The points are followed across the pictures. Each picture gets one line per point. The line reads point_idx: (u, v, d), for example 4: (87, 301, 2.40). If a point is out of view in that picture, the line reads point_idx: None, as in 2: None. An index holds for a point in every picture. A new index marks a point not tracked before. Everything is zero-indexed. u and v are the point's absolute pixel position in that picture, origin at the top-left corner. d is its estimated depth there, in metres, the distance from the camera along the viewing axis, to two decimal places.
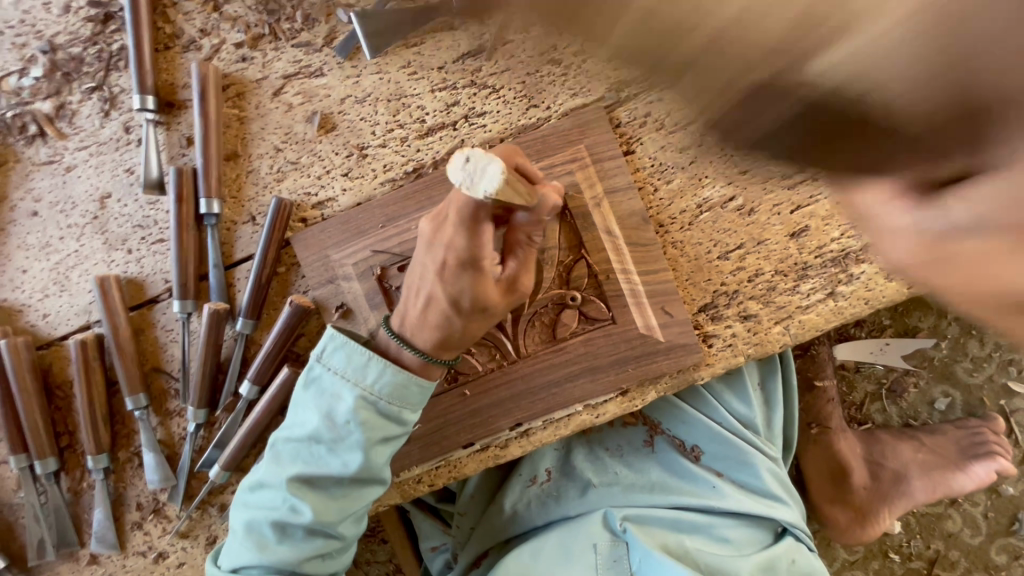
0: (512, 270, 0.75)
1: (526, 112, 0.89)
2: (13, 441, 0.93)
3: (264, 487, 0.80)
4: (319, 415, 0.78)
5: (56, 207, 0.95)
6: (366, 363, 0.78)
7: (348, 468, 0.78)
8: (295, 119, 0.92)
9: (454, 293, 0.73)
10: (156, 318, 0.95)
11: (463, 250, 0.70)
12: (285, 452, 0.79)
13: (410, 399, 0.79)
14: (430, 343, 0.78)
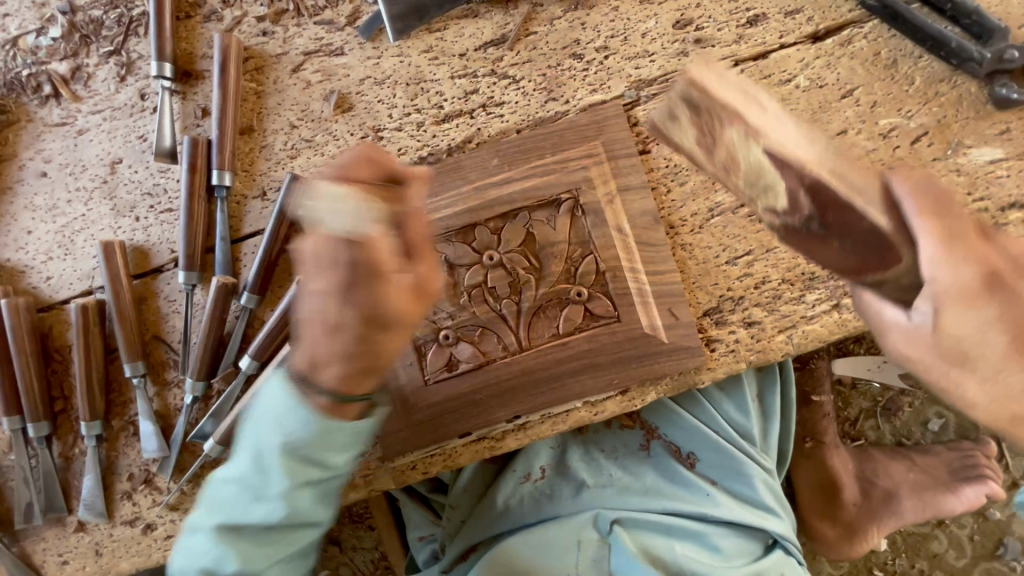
0: (416, 274, 0.68)
1: (544, 105, 0.89)
2: (7, 403, 0.92)
3: (197, 534, 0.77)
4: (245, 458, 0.74)
5: (66, 170, 0.94)
6: (286, 409, 0.70)
7: (273, 515, 0.73)
8: (312, 97, 0.91)
9: (359, 313, 0.62)
10: (160, 288, 0.94)
11: (367, 261, 0.61)
12: (217, 496, 0.76)
13: (336, 442, 0.72)
14: (338, 378, 0.69)
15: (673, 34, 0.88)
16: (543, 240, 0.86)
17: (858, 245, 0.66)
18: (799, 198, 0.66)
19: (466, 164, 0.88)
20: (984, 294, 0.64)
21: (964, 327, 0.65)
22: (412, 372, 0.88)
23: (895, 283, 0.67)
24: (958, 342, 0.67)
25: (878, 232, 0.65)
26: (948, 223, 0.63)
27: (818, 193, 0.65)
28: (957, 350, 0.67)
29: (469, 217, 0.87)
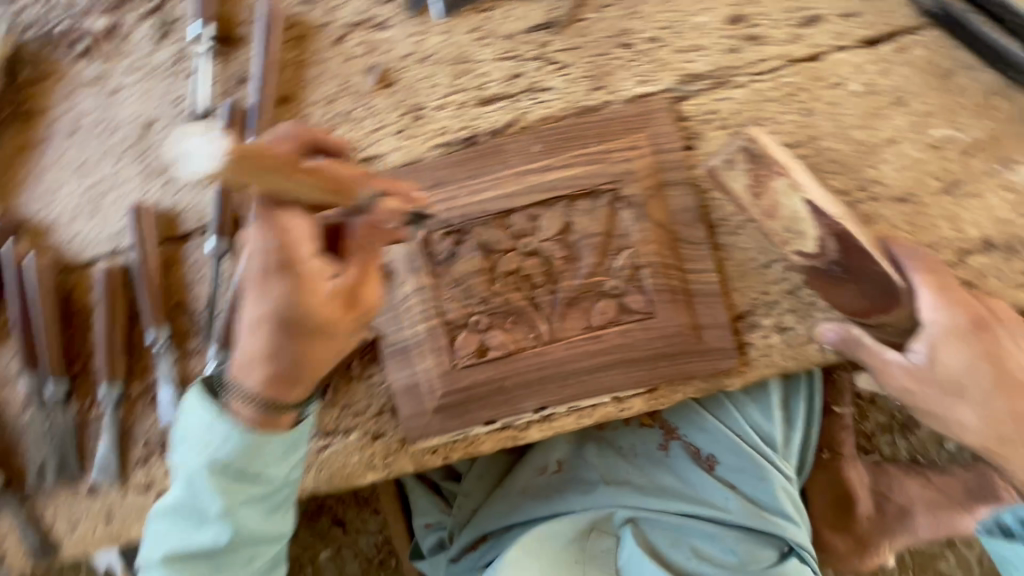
0: (344, 280, 0.73)
1: (589, 93, 0.87)
2: (29, 359, 0.92)
3: (149, 571, 0.75)
4: (179, 484, 0.73)
5: (96, 129, 0.92)
6: (213, 422, 0.72)
7: (219, 536, 0.72)
8: (353, 70, 0.90)
9: (276, 305, 0.68)
10: (186, 256, 0.92)
11: (281, 249, 0.67)
12: (159, 529, 0.75)
13: (268, 452, 0.73)
14: (264, 379, 0.71)
15: (726, 29, 0.86)
16: (582, 230, 0.85)
17: (873, 289, 0.76)
18: (828, 243, 0.75)
19: (507, 149, 0.86)
20: (972, 338, 0.74)
21: (956, 365, 0.74)
22: (441, 355, 0.87)
23: (892, 328, 0.78)
24: (951, 380, 0.75)
25: (887, 282, 0.75)
26: (944, 279, 0.76)
27: (843, 241, 0.74)
28: (948, 386, 0.75)
29: (508, 203, 0.85)
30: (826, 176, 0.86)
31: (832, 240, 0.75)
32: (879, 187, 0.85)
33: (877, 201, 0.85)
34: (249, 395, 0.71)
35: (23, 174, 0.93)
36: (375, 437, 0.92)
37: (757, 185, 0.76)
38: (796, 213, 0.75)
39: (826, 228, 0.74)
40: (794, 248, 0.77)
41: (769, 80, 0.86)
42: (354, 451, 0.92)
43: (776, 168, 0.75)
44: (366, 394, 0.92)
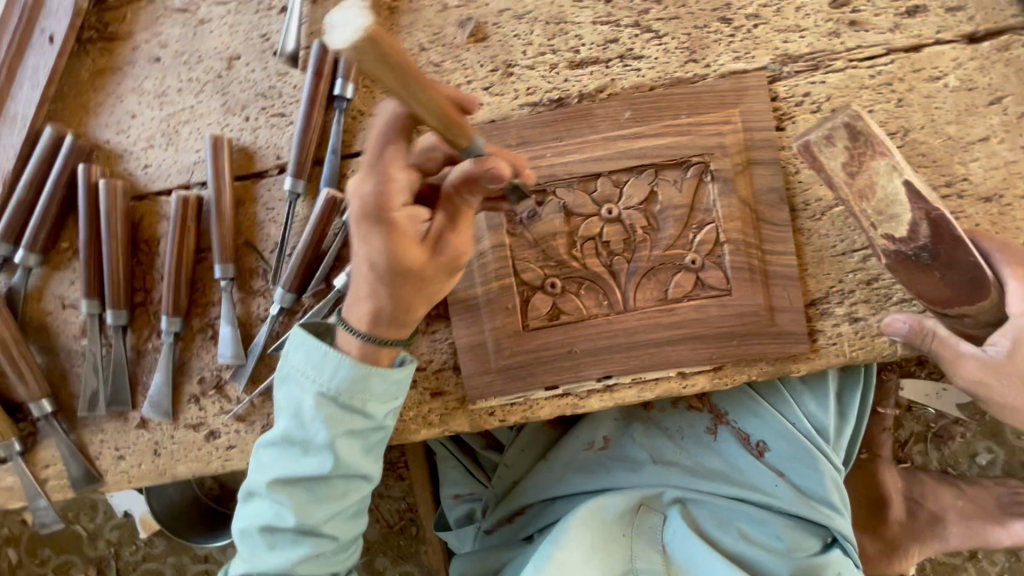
0: (438, 227, 0.68)
1: (684, 65, 0.86)
2: (91, 285, 0.90)
3: (253, 495, 0.77)
4: (286, 413, 0.74)
5: (180, 58, 0.91)
6: (324, 354, 0.73)
7: (322, 466, 0.73)
8: (447, 21, 0.89)
9: (368, 251, 0.67)
10: (260, 194, 0.91)
11: (369, 197, 0.65)
12: (263, 458, 0.76)
13: (374, 388, 0.73)
14: (363, 318, 0.72)
15: (828, 12, 0.86)
16: (666, 201, 0.84)
17: (958, 280, 0.75)
18: (920, 227, 0.74)
19: (596, 112, 0.85)
20: None
21: None
22: (512, 316, 0.87)
23: (974, 318, 0.78)
24: None
25: (976, 272, 0.75)
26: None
27: (938, 228, 0.74)
28: None
29: (595, 167, 0.85)
30: (914, 169, 0.85)
31: (925, 224, 0.74)
32: (966, 184, 0.85)
33: (962, 198, 0.85)
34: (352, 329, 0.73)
35: (101, 98, 0.92)
36: (434, 393, 0.92)
37: (853, 164, 0.75)
38: (893, 194, 0.74)
39: (921, 212, 0.74)
40: (883, 232, 0.76)
41: (865, 67, 0.85)
42: (412, 405, 0.92)
43: (879, 150, 0.74)
44: (428, 349, 0.91)
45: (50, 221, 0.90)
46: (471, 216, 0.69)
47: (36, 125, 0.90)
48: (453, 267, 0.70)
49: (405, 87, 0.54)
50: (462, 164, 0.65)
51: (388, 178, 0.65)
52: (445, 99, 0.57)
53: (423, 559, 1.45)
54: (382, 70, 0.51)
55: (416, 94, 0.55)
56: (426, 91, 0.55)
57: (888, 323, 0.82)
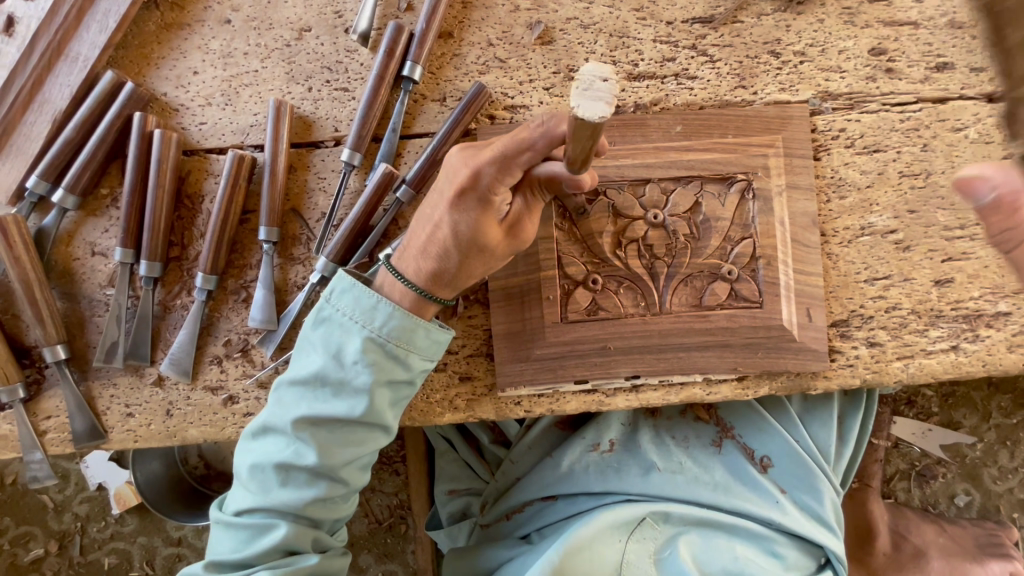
0: (518, 210, 0.78)
1: (733, 90, 0.92)
2: (127, 234, 0.89)
3: (270, 431, 0.79)
4: (326, 354, 0.78)
5: (251, 23, 0.93)
6: (374, 306, 0.78)
7: (352, 411, 0.77)
8: (517, 22, 0.93)
9: (461, 222, 0.74)
10: (313, 163, 0.93)
11: (483, 179, 0.72)
12: (288, 395, 0.79)
13: (417, 343, 0.79)
14: (423, 274, 0.79)
15: (867, 58, 0.93)
16: (709, 212, 0.89)
17: None
18: None
19: (650, 123, 0.90)
20: None
21: None
22: (553, 307, 0.89)
23: None
24: None
25: None
26: None
27: None
28: None
29: (645, 173, 0.89)
30: (933, 210, 0.92)
31: None
32: (977, 228, 0.92)
33: (974, 241, 0.92)
34: (408, 281, 0.79)
35: (165, 51, 0.93)
36: (462, 378, 0.92)
37: None
38: None
39: None
40: None
41: (896, 112, 0.93)
42: (439, 388, 0.92)
43: None
44: (462, 334, 0.92)
45: (95, 165, 0.88)
46: (540, 207, 0.81)
47: (96, 69, 0.90)
48: (515, 250, 0.80)
49: (578, 146, 0.60)
50: (553, 162, 0.75)
51: (509, 172, 0.71)
52: (591, 158, 0.64)
53: (409, 558, 1.42)
54: (581, 135, 0.56)
55: (580, 150, 0.60)
56: (587, 153, 0.62)
57: (971, 178, 0.54)
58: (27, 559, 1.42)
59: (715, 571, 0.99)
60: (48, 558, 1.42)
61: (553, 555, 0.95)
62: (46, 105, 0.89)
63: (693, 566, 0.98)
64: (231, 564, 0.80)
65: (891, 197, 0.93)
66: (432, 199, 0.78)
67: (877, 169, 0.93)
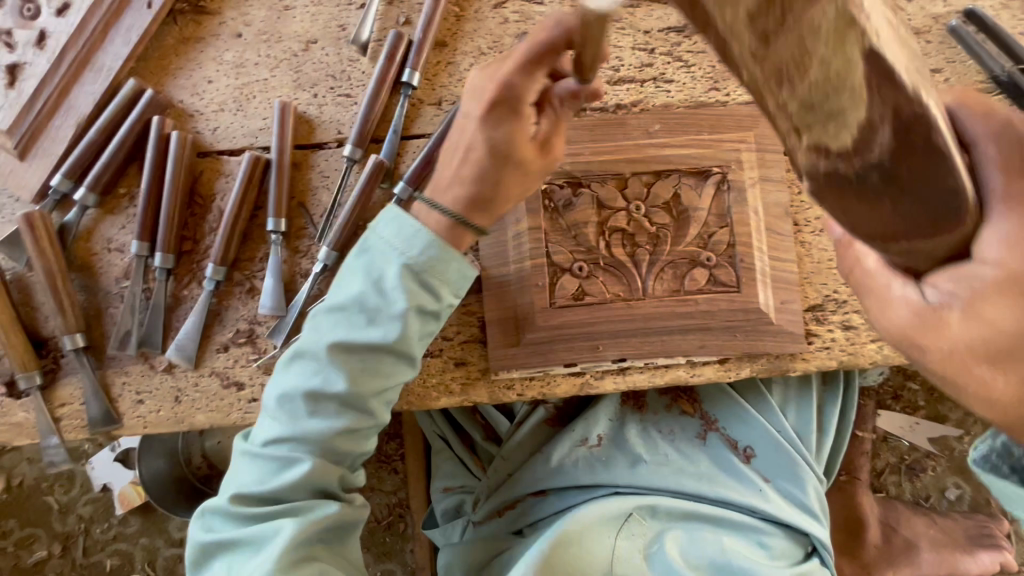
0: (546, 129, 0.82)
1: (707, 91, 1.00)
2: (144, 228, 0.95)
3: (301, 358, 0.80)
4: (365, 281, 0.80)
5: (262, 37, 1.01)
6: (415, 233, 0.80)
7: (386, 337, 0.79)
8: (506, 33, 1.01)
9: (494, 138, 0.77)
10: (317, 162, 0.99)
11: (509, 89, 0.75)
12: (324, 322, 0.80)
13: (449, 275, 0.82)
14: (460, 199, 0.80)
15: None
16: (688, 203, 0.95)
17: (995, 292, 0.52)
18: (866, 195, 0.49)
19: (630, 122, 0.97)
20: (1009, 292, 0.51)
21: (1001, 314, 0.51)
22: (542, 292, 0.94)
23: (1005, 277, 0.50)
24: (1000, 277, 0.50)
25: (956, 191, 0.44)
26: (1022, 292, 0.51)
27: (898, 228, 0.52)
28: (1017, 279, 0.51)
29: (626, 168, 0.95)
30: None
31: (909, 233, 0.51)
32: None
33: None
34: (443, 206, 0.80)
35: (182, 63, 1.01)
36: (458, 363, 0.97)
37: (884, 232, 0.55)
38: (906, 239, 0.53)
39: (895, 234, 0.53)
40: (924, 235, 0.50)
41: None
42: (435, 373, 0.96)
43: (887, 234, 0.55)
44: (457, 321, 0.97)
45: (116, 165, 0.95)
46: (564, 122, 0.84)
47: (118, 79, 0.98)
48: (546, 168, 0.83)
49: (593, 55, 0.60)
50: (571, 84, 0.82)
51: (534, 76, 0.75)
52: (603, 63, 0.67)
53: (407, 557, 1.44)
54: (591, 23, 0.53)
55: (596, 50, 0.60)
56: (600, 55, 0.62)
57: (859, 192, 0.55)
58: (30, 561, 1.44)
59: (702, 563, 1.00)
60: (51, 560, 1.44)
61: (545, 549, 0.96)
62: (71, 111, 0.96)
63: (680, 561, 0.98)
64: (255, 497, 0.81)
65: None
66: (461, 124, 0.81)
67: None
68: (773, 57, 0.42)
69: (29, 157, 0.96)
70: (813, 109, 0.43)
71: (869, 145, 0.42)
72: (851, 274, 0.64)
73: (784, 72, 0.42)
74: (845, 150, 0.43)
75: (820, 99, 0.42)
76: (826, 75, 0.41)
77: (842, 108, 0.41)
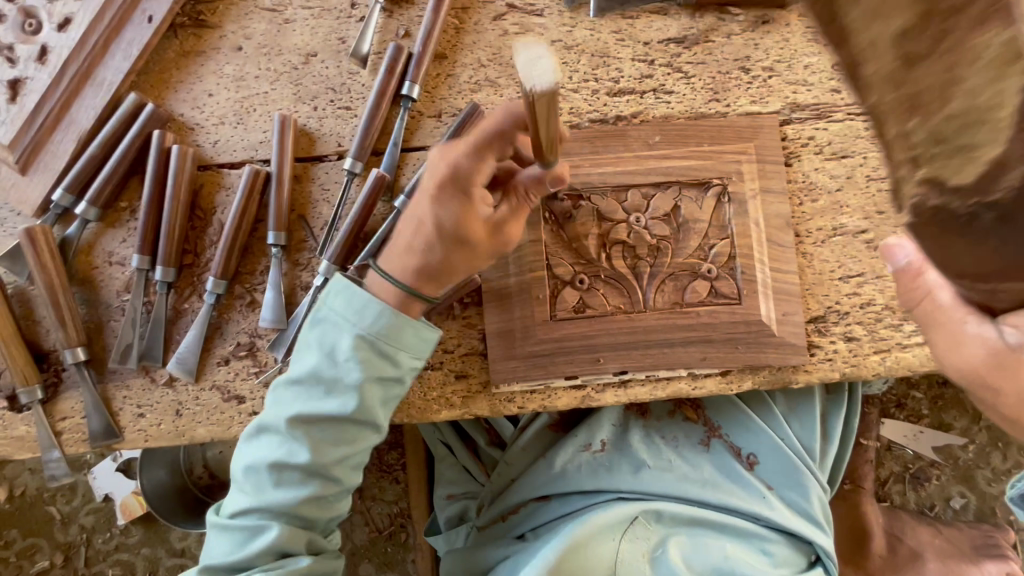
0: (500, 212, 0.83)
1: (707, 102, 0.99)
2: (144, 242, 0.95)
3: (266, 431, 0.83)
4: (321, 353, 0.82)
5: (262, 50, 1.01)
6: (366, 304, 0.82)
7: (344, 408, 0.80)
8: (506, 45, 1.01)
9: (443, 217, 0.78)
10: (317, 175, 0.99)
11: (460, 173, 0.77)
12: (285, 396, 0.82)
13: (404, 341, 0.83)
14: (409, 270, 0.83)
15: (831, 73, 1.00)
16: (688, 215, 0.95)
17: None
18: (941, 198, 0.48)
19: (630, 134, 0.96)
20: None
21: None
22: (542, 305, 0.94)
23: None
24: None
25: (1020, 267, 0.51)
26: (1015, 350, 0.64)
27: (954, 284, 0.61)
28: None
29: (626, 180, 0.95)
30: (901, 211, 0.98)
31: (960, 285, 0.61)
32: None
33: None
34: (393, 277, 0.83)
35: (182, 76, 1.01)
36: (458, 375, 0.96)
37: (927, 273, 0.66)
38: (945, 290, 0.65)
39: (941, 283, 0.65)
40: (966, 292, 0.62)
41: (861, 120, 0.99)
42: (436, 385, 0.96)
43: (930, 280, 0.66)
44: (458, 333, 0.97)
45: (117, 179, 0.96)
46: (525, 209, 0.86)
47: (119, 93, 0.98)
48: (497, 250, 0.85)
49: (550, 126, 0.69)
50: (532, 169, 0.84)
51: (485, 163, 0.77)
52: (554, 137, 0.73)
53: (408, 568, 1.44)
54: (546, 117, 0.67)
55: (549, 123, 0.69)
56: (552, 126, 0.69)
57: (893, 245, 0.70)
58: (32, 571, 1.44)
59: (705, 570, 0.99)
60: (53, 570, 1.44)
61: (549, 555, 0.95)
62: (73, 125, 0.96)
63: (683, 566, 0.98)
64: (226, 566, 0.82)
65: (860, 199, 0.98)
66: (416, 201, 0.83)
67: (845, 173, 0.99)
68: (910, 83, 0.43)
69: (30, 171, 0.96)
70: (942, 141, 0.44)
71: (992, 183, 0.44)
72: (915, 303, 0.69)
73: (920, 97, 0.43)
74: (963, 185, 0.46)
75: (950, 134, 0.44)
76: (968, 107, 0.42)
77: (974, 145, 0.43)
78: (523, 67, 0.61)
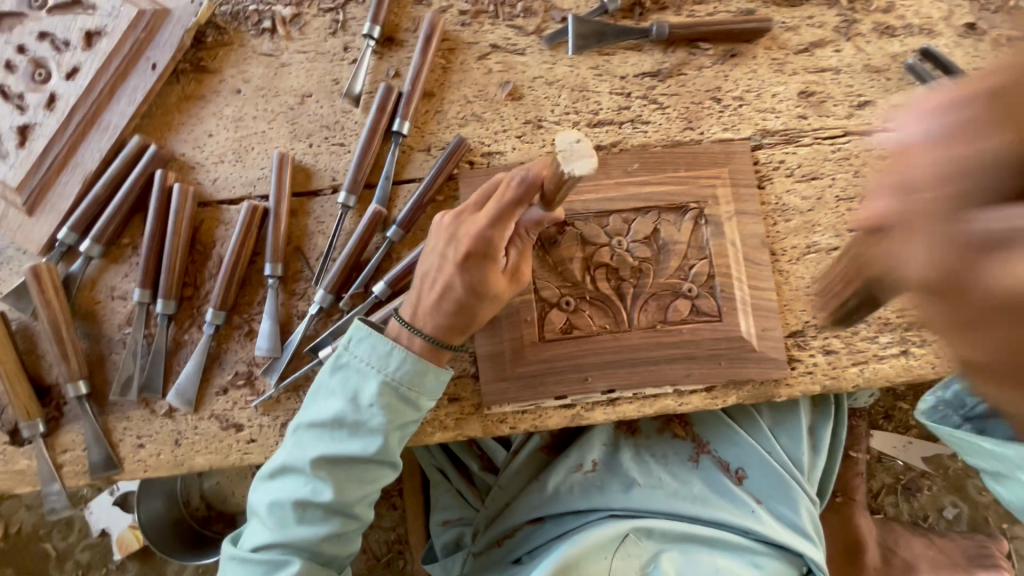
0: (513, 259, 0.88)
1: (682, 131, 1.05)
2: (146, 276, 0.99)
3: (287, 472, 0.84)
4: (344, 398, 0.85)
5: (259, 92, 1.07)
6: (389, 351, 0.85)
7: (368, 449, 0.84)
8: (490, 82, 1.07)
9: (472, 277, 0.83)
10: (313, 209, 1.04)
11: (484, 239, 0.81)
12: (307, 437, 0.85)
13: (426, 386, 0.87)
14: (441, 327, 0.87)
15: (797, 100, 1.06)
16: (667, 236, 0.99)
17: None
18: None
19: (610, 162, 1.02)
20: None
21: None
22: (532, 327, 0.97)
23: None
24: None
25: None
26: None
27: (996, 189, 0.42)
28: None
29: (607, 206, 1.00)
30: None
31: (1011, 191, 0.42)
32: None
33: None
34: (423, 332, 0.87)
35: (183, 118, 1.06)
36: (451, 399, 0.99)
37: None
38: None
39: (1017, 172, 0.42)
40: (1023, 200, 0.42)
41: (827, 144, 1.05)
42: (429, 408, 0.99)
43: None
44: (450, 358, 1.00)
45: (120, 217, 1.00)
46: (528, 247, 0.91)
47: (124, 135, 1.03)
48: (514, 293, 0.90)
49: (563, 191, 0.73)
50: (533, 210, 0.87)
51: (505, 226, 0.81)
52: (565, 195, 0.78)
53: None
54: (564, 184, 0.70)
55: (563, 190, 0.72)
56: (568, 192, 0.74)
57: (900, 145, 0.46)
58: None
59: None
60: None
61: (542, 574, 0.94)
62: (79, 167, 1.01)
63: None
64: None
65: (831, 218, 1.03)
66: (437, 259, 0.86)
67: (815, 195, 1.04)
68: None
69: (36, 212, 1.01)
70: None
71: None
72: None
73: None
74: None
75: None
76: None
77: None
78: (565, 150, 0.66)
